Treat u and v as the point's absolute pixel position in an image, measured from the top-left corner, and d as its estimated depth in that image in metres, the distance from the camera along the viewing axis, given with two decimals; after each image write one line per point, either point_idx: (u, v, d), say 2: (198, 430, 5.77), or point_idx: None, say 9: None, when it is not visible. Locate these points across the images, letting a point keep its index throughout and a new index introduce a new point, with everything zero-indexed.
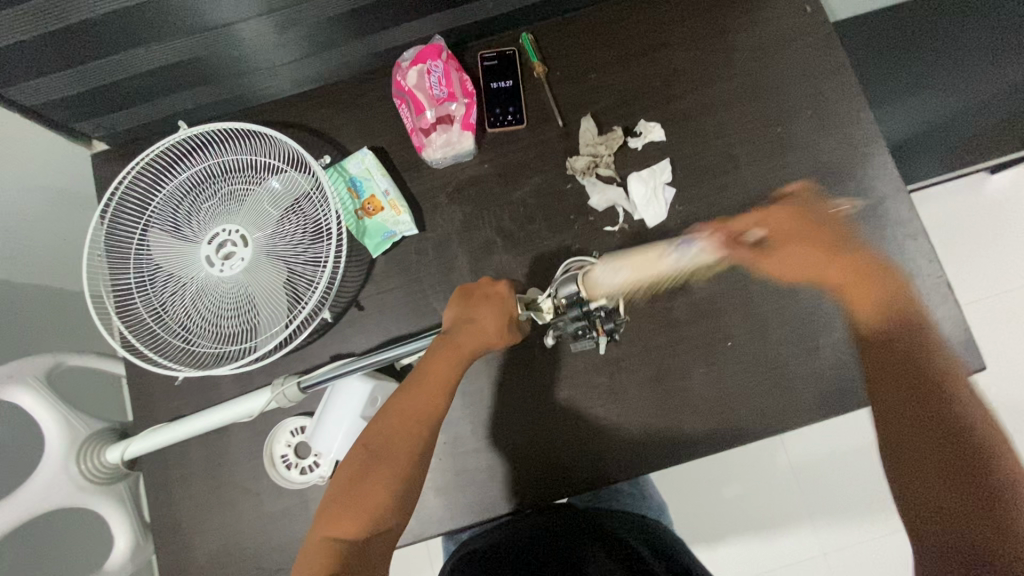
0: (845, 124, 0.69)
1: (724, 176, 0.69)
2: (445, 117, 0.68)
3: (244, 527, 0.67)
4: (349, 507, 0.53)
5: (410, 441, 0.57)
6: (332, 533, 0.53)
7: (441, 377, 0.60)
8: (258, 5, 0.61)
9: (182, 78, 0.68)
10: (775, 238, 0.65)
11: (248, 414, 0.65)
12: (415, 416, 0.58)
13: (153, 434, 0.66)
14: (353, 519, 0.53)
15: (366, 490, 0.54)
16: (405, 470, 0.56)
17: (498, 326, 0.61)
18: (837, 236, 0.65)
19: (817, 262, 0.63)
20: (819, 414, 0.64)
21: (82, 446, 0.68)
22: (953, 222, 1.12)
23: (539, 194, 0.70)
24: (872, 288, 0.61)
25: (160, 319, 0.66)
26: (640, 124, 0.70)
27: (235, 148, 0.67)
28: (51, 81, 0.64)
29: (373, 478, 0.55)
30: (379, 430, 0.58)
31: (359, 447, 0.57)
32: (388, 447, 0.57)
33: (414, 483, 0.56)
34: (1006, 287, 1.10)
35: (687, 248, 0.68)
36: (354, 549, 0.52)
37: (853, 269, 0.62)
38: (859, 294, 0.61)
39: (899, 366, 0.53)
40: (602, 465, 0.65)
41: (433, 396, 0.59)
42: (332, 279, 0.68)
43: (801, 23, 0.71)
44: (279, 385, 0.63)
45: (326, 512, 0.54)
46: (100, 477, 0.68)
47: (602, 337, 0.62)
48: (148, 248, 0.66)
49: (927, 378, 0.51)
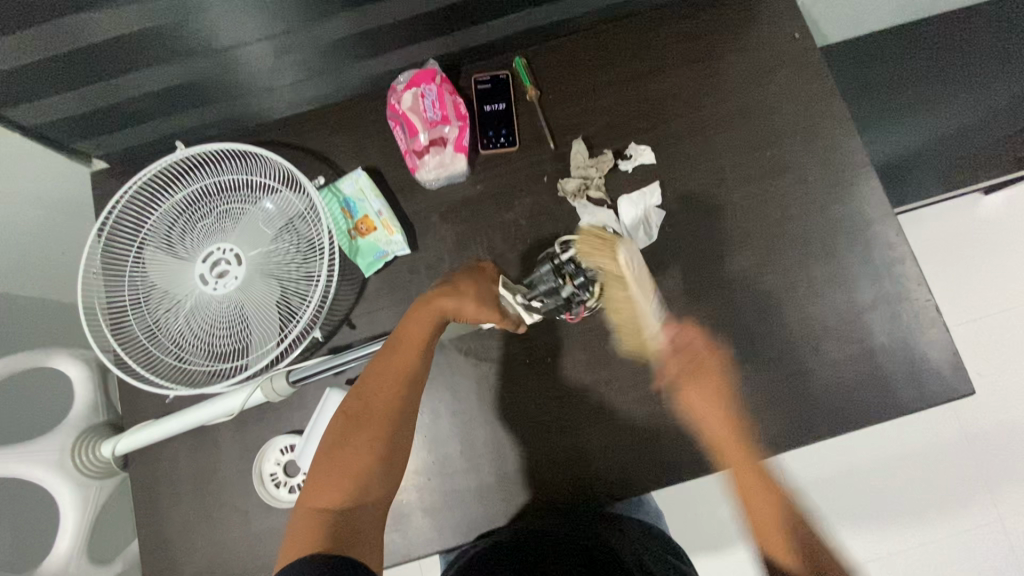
0: (832, 148, 0.70)
1: (712, 199, 0.70)
2: (438, 139, 0.69)
3: (233, 545, 0.66)
4: (334, 479, 0.54)
5: (388, 411, 0.57)
6: (318, 505, 0.53)
7: (416, 342, 0.59)
8: (257, 31, 0.62)
9: (182, 99, 0.70)
10: (685, 357, 0.66)
11: (229, 412, 0.65)
12: (390, 383, 0.58)
13: (142, 431, 0.66)
14: (338, 490, 0.53)
15: (348, 460, 0.55)
16: (384, 441, 0.56)
17: (477, 293, 0.61)
18: (732, 402, 0.65)
19: (727, 422, 0.63)
20: (807, 439, 0.64)
21: (77, 441, 0.69)
22: (944, 243, 1.12)
23: (530, 216, 0.71)
24: (749, 452, 0.63)
25: (153, 337, 0.66)
26: (629, 148, 0.71)
27: (231, 167, 0.68)
28: (53, 101, 0.65)
29: (356, 445, 0.56)
30: (357, 397, 0.58)
31: (337, 417, 0.58)
32: (368, 413, 0.57)
33: (395, 457, 0.57)
34: (1000, 308, 1.10)
35: (656, 315, 0.64)
36: (343, 521, 0.52)
37: (741, 451, 0.63)
38: (760, 489, 0.61)
39: (767, 504, 0.60)
40: (591, 486, 0.65)
41: (408, 360, 0.59)
42: (325, 297, 0.69)
43: (789, 49, 0.72)
44: (267, 378, 0.64)
45: (313, 485, 0.54)
46: (89, 471, 0.69)
47: (570, 288, 0.62)
48: (144, 266, 0.67)
49: (789, 515, 0.60)
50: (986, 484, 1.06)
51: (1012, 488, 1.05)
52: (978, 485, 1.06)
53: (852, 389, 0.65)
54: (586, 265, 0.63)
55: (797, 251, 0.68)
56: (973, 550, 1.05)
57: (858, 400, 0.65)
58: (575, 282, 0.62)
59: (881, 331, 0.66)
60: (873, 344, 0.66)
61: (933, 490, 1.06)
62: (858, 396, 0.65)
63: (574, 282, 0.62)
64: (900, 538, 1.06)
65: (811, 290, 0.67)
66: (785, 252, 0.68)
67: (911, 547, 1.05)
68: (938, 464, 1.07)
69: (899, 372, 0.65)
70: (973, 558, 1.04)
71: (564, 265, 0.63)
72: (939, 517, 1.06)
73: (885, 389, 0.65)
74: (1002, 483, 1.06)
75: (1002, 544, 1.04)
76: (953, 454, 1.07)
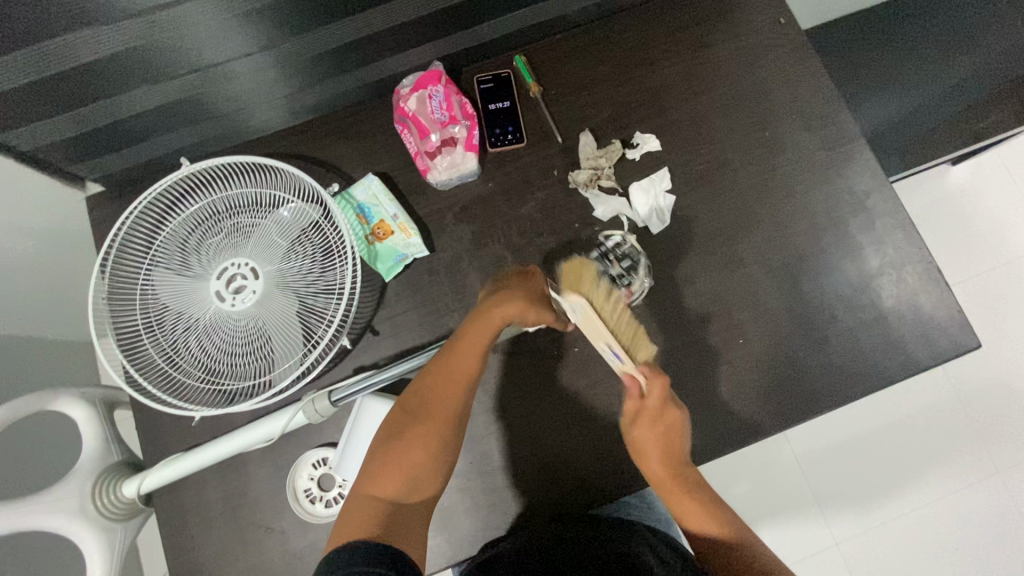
0: (827, 125, 0.73)
1: (719, 181, 0.72)
2: (449, 139, 0.70)
3: (270, 567, 0.64)
4: (389, 468, 0.56)
5: (448, 411, 0.58)
6: (374, 495, 0.55)
7: (475, 344, 0.59)
8: (261, 40, 0.62)
9: (183, 115, 0.68)
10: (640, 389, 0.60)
11: (266, 439, 0.64)
12: (451, 381, 0.59)
13: (171, 463, 0.64)
14: (392, 481, 0.56)
15: (405, 452, 0.57)
16: (440, 435, 0.58)
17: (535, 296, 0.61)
18: (679, 444, 0.62)
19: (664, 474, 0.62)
20: (833, 405, 0.66)
21: (97, 482, 0.65)
22: (923, 212, 1.18)
23: (545, 209, 0.72)
24: (703, 510, 0.62)
25: (172, 361, 0.64)
26: (636, 136, 0.73)
27: (242, 182, 0.67)
28: (48, 124, 0.62)
29: (412, 438, 0.57)
30: (414, 391, 0.60)
31: (398, 410, 0.60)
32: (426, 408, 0.59)
33: (447, 452, 0.58)
34: (978, 271, 1.16)
35: (613, 358, 0.59)
36: (394, 510, 0.54)
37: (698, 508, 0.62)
38: (691, 508, 0.63)
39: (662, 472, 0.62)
40: (630, 474, 0.65)
41: (469, 363, 0.59)
42: (346, 310, 0.67)
43: (776, 33, 0.75)
44: (309, 400, 0.63)
45: (369, 473, 0.56)
46: (108, 513, 0.65)
47: (610, 261, 0.68)
48: (155, 288, 0.64)
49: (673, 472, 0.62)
50: (980, 439, 1.11)
51: (1005, 441, 1.11)
52: (974, 439, 1.11)
53: (867, 352, 0.68)
54: (624, 244, 0.70)
55: (804, 224, 0.71)
56: (975, 504, 1.09)
57: (873, 362, 0.67)
58: (619, 261, 0.68)
59: (889, 295, 0.69)
60: (884, 308, 0.68)
61: (933, 449, 1.11)
62: (874, 359, 0.67)
63: (616, 261, 0.68)
64: (908, 500, 1.10)
65: (820, 261, 0.70)
66: (793, 227, 0.71)
67: (918, 507, 1.09)
68: (936, 424, 1.12)
69: (911, 333, 0.68)
70: (976, 512, 1.09)
71: (610, 250, 0.69)
72: (944, 475, 1.10)
73: (898, 350, 0.67)
74: (994, 436, 1.11)
75: (1001, 496, 1.09)
76: (948, 413, 1.12)
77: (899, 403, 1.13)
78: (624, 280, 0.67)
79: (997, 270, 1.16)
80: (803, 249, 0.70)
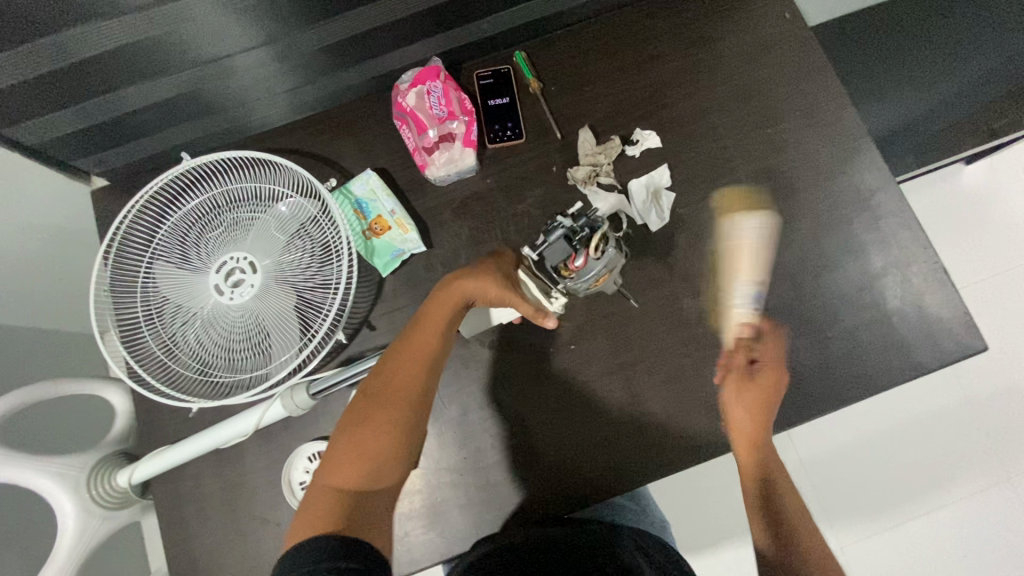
0: (832, 121, 0.71)
1: (721, 178, 0.71)
2: (447, 135, 0.70)
3: (266, 558, 0.65)
4: (351, 456, 0.55)
5: (409, 389, 0.59)
6: (335, 484, 0.54)
7: (437, 314, 0.62)
8: (260, 34, 0.62)
9: (186, 110, 0.69)
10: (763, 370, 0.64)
11: (240, 434, 0.64)
12: (413, 360, 0.60)
13: (156, 456, 0.65)
14: (355, 467, 0.54)
15: (367, 437, 0.56)
16: (405, 417, 0.58)
17: (498, 275, 0.64)
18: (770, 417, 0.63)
19: (757, 466, 0.63)
20: (834, 407, 0.65)
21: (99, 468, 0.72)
22: (935, 212, 1.16)
23: (542, 205, 0.71)
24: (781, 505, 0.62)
25: (171, 352, 0.65)
26: (636, 133, 0.72)
27: (242, 178, 0.68)
28: (53, 118, 0.63)
29: (376, 421, 0.57)
30: (378, 374, 0.60)
31: (359, 395, 0.60)
32: (387, 390, 0.59)
33: (412, 435, 0.58)
34: (992, 273, 1.13)
35: (750, 298, 0.67)
36: (358, 500, 0.53)
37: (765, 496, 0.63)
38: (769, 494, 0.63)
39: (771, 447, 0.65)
40: (623, 472, 0.65)
41: (430, 337, 0.61)
42: (343, 304, 0.68)
43: (782, 28, 0.74)
44: (287, 392, 0.62)
45: (331, 462, 0.55)
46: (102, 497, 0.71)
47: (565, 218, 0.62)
48: (156, 280, 0.65)
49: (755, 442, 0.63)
50: (990, 445, 1.08)
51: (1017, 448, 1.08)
52: (984, 446, 1.09)
53: (869, 354, 0.66)
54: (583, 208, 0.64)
55: (807, 222, 0.70)
56: (983, 511, 1.07)
57: (875, 364, 0.66)
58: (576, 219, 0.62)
59: (893, 296, 0.68)
60: (887, 309, 0.67)
61: (941, 453, 1.09)
62: (876, 361, 0.66)
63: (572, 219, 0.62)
64: (914, 506, 1.08)
65: (822, 260, 0.69)
66: (795, 224, 0.70)
67: (924, 513, 1.07)
68: (945, 428, 1.09)
69: (914, 335, 0.66)
70: (985, 520, 1.07)
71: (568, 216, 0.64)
72: (952, 480, 1.08)
73: (903, 351, 0.66)
74: (1006, 443, 1.08)
75: (1011, 504, 1.07)
76: (957, 417, 1.10)
77: (907, 406, 1.11)
78: (580, 239, 0.61)
79: (1012, 273, 1.13)
80: (805, 248, 0.69)
